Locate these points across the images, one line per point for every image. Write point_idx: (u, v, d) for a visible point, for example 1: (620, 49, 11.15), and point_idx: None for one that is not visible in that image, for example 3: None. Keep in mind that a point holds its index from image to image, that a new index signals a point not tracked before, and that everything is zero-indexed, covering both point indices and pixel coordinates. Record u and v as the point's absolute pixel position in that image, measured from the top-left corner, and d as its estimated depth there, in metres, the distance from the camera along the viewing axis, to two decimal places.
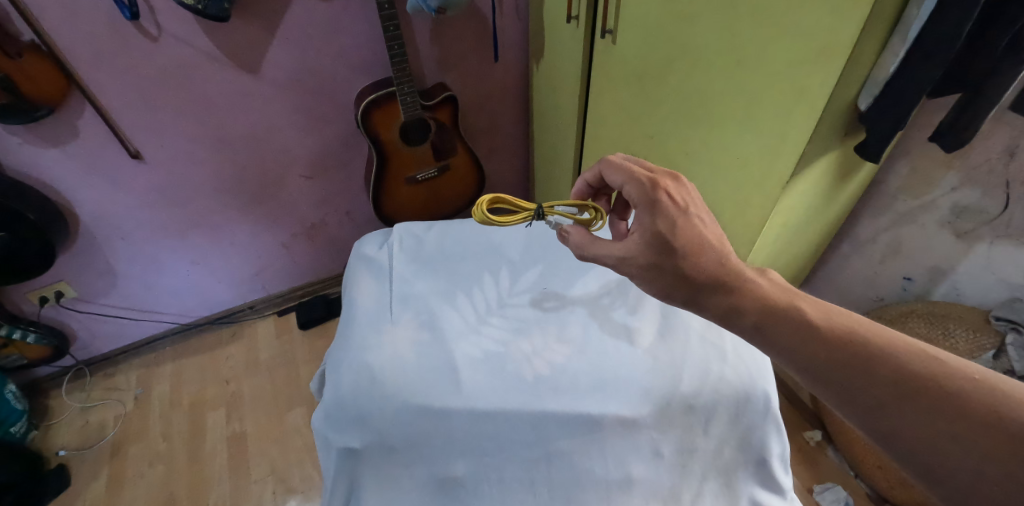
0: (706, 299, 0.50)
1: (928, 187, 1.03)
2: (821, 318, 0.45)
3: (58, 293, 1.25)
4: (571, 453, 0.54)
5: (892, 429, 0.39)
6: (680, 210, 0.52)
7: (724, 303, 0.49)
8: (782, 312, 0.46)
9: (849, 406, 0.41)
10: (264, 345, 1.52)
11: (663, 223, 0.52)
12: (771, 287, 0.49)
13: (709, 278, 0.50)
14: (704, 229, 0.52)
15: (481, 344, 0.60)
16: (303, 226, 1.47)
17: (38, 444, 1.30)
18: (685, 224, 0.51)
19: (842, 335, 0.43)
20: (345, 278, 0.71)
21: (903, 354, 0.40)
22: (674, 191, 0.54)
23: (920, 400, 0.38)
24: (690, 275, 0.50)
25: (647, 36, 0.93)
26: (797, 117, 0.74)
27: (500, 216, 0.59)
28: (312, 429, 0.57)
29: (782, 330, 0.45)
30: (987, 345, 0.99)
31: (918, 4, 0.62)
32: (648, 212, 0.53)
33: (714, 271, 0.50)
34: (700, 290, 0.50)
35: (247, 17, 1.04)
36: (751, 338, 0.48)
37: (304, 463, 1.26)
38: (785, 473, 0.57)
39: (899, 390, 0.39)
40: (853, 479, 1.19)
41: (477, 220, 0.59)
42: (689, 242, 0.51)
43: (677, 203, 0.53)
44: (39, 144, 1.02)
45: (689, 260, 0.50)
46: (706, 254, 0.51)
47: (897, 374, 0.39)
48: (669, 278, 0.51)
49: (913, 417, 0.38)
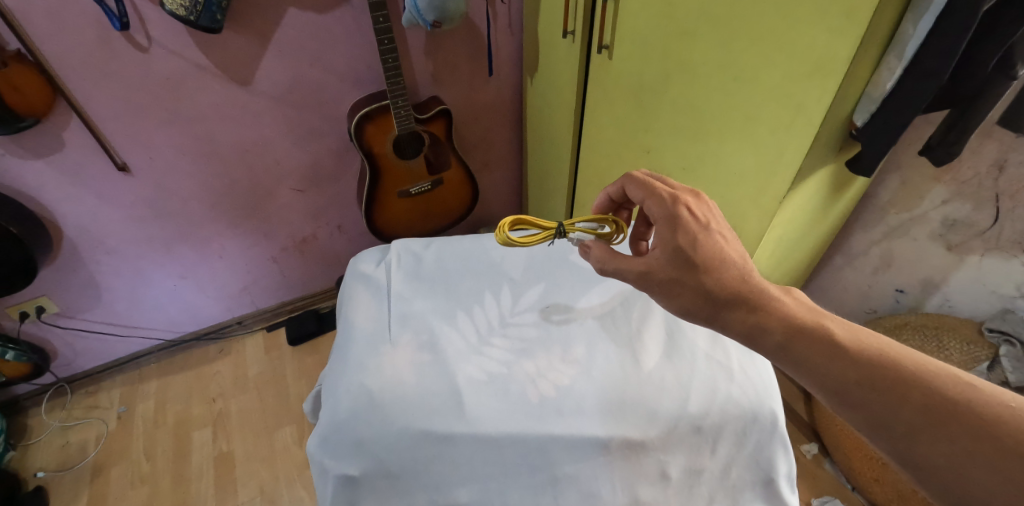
0: (729, 315, 0.49)
1: (917, 201, 1.05)
2: (852, 338, 0.44)
3: (39, 308, 1.21)
4: (580, 478, 0.53)
5: (921, 457, 0.38)
6: (702, 225, 0.52)
7: (747, 320, 0.48)
8: (809, 329, 0.45)
9: (877, 431, 0.40)
10: (252, 362, 1.49)
11: (684, 238, 0.51)
12: (796, 304, 0.48)
13: (729, 293, 0.49)
14: (726, 247, 0.51)
15: (483, 366, 0.58)
16: (294, 240, 1.45)
17: (15, 465, 1.26)
18: (706, 239, 0.51)
19: (872, 357, 0.42)
20: (341, 296, 0.70)
21: (937, 378, 0.40)
22: (694, 206, 0.54)
23: (954, 428, 0.37)
24: (712, 291, 0.50)
25: (643, 53, 0.94)
26: (794, 134, 0.74)
27: (523, 238, 0.58)
28: (307, 454, 0.54)
29: (807, 350, 0.44)
30: (981, 357, 1.00)
31: (913, 24, 0.63)
32: (669, 227, 0.53)
33: (736, 287, 0.49)
34: (722, 307, 0.49)
35: (240, 29, 1.03)
36: (776, 357, 0.47)
37: (293, 484, 1.23)
38: (792, 491, 0.56)
39: (933, 417, 0.38)
40: (851, 492, 1.19)
41: (499, 243, 0.58)
42: (710, 257, 0.50)
43: (698, 219, 0.52)
44: (23, 155, 1.00)
45: (711, 276, 0.50)
46: (727, 269, 0.50)
47: (931, 398, 0.39)
48: (690, 295, 0.51)
49: (944, 445, 0.37)
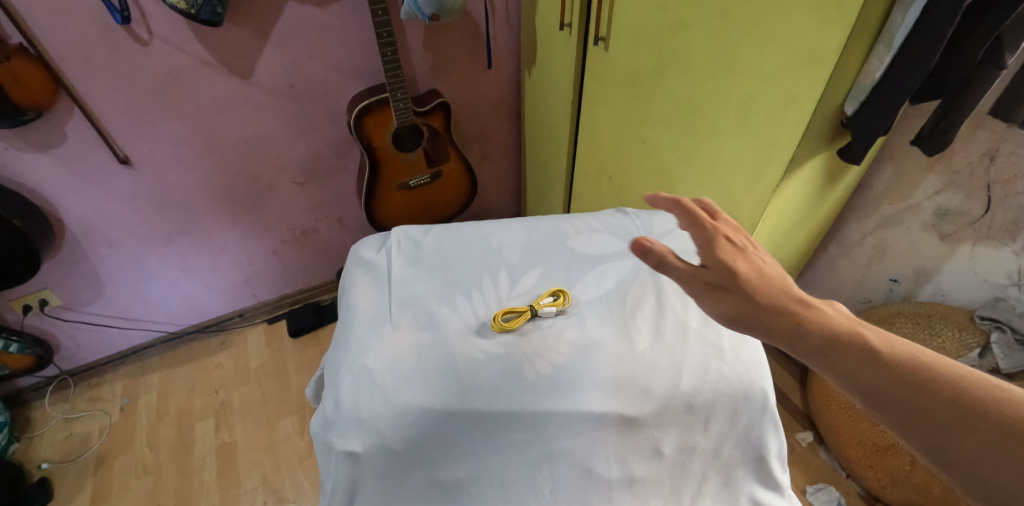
0: (767, 321, 0.47)
1: (910, 191, 1.06)
2: (889, 345, 0.42)
3: (42, 301, 1.23)
4: (574, 452, 0.54)
5: (964, 467, 0.36)
6: (740, 249, 0.53)
7: (785, 323, 0.46)
8: (846, 337, 0.43)
9: (920, 439, 0.38)
10: (254, 354, 1.50)
11: (721, 255, 0.52)
12: (834, 314, 0.46)
13: (768, 302, 0.48)
14: (765, 264, 0.52)
15: (482, 346, 0.60)
16: (294, 233, 1.46)
17: (19, 456, 1.27)
18: (746, 259, 0.52)
19: (914, 364, 0.40)
20: (342, 280, 0.71)
21: (988, 388, 0.37)
22: (733, 235, 0.55)
23: (1001, 436, 0.35)
24: (752, 299, 0.49)
25: (639, 44, 0.94)
26: (787, 124, 0.76)
27: (510, 322, 0.62)
28: (311, 433, 0.56)
29: (846, 355, 0.42)
30: (972, 344, 1.00)
31: (902, 14, 0.64)
32: (705, 247, 0.53)
33: (775, 300, 0.48)
34: (765, 319, 0.47)
35: (240, 23, 1.04)
36: (815, 362, 0.45)
37: (295, 473, 1.25)
38: (782, 471, 0.58)
39: (979, 427, 0.36)
40: (845, 479, 1.21)
41: (496, 332, 0.61)
42: (748, 271, 0.51)
43: (737, 244, 0.54)
44: (25, 149, 1.01)
45: (751, 287, 0.49)
46: (768, 281, 0.50)
47: (975, 405, 0.37)
48: (731, 300, 0.50)
49: (994, 455, 0.35)
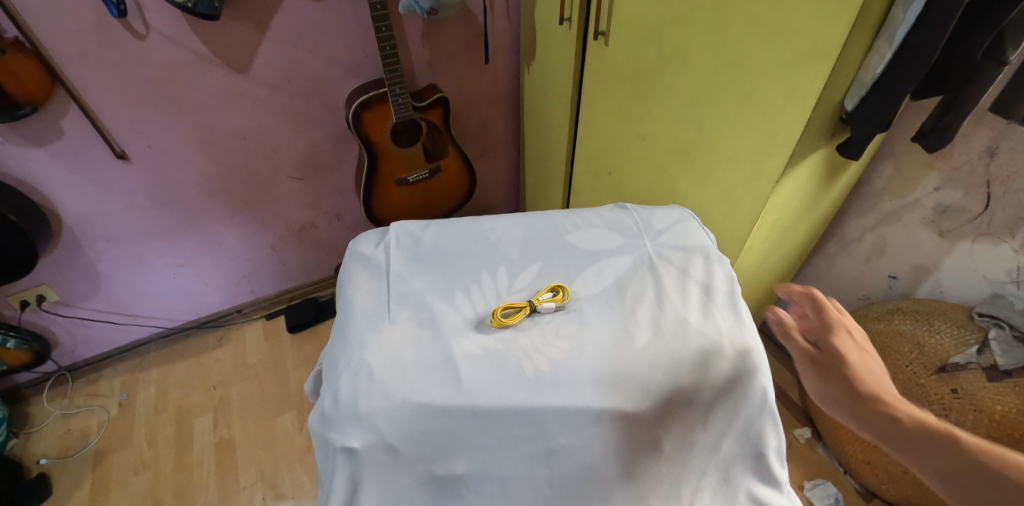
0: (867, 412, 0.49)
1: (909, 187, 1.06)
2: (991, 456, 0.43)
3: (40, 296, 1.22)
4: (573, 448, 0.54)
5: None
6: (856, 341, 0.53)
7: (883, 415, 0.48)
8: (945, 440, 0.45)
9: None
10: (253, 349, 1.50)
11: (837, 344, 0.53)
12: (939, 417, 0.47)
13: (872, 395, 0.49)
14: (876, 360, 0.52)
15: (481, 342, 0.59)
16: (292, 228, 1.46)
17: (17, 452, 1.27)
18: (860, 351, 0.53)
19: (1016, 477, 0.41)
20: (340, 276, 0.71)
21: None
22: (852, 327, 0.55)
23: None
24: (857, 388, 0.50)
25: (640, 39, 0.94)
26: (787, 120, 0.76)
27: (510, 317, 0.62)
28: (310, 429, 0.56)
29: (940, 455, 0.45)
30: (971, 341, 0.97)
31: (903, 9, 0.63)
32: (823, 334, 0.54)
33: (876, 391, 0.49)
34: (863, 405, 0.49)
35: (237, 17, 1.03)
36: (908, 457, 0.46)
37: (294, 468, 1.25)
38: (781, 467, 0.58)
39: None
40: (843, 475, 1.22)
41: (495, 327, 0.61)
42: (860, 364, 0.51)
43: (854, 336, 0.54)
44: (22, 144, 1.00)
45: (859, 377, 0.51)
46: (875, 376, 0.51)
47: None
48: (836, 386, 0.51)
49: None
